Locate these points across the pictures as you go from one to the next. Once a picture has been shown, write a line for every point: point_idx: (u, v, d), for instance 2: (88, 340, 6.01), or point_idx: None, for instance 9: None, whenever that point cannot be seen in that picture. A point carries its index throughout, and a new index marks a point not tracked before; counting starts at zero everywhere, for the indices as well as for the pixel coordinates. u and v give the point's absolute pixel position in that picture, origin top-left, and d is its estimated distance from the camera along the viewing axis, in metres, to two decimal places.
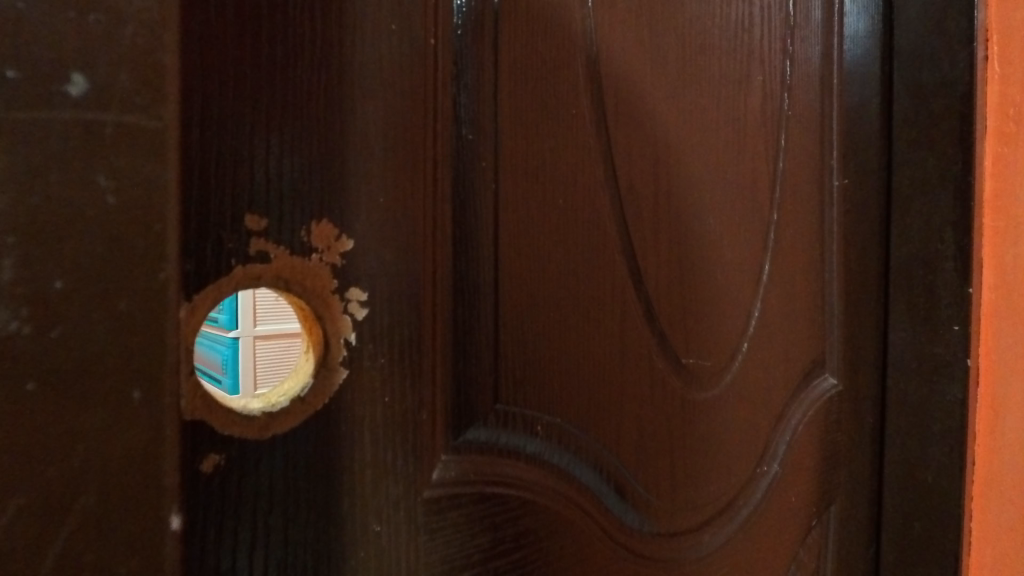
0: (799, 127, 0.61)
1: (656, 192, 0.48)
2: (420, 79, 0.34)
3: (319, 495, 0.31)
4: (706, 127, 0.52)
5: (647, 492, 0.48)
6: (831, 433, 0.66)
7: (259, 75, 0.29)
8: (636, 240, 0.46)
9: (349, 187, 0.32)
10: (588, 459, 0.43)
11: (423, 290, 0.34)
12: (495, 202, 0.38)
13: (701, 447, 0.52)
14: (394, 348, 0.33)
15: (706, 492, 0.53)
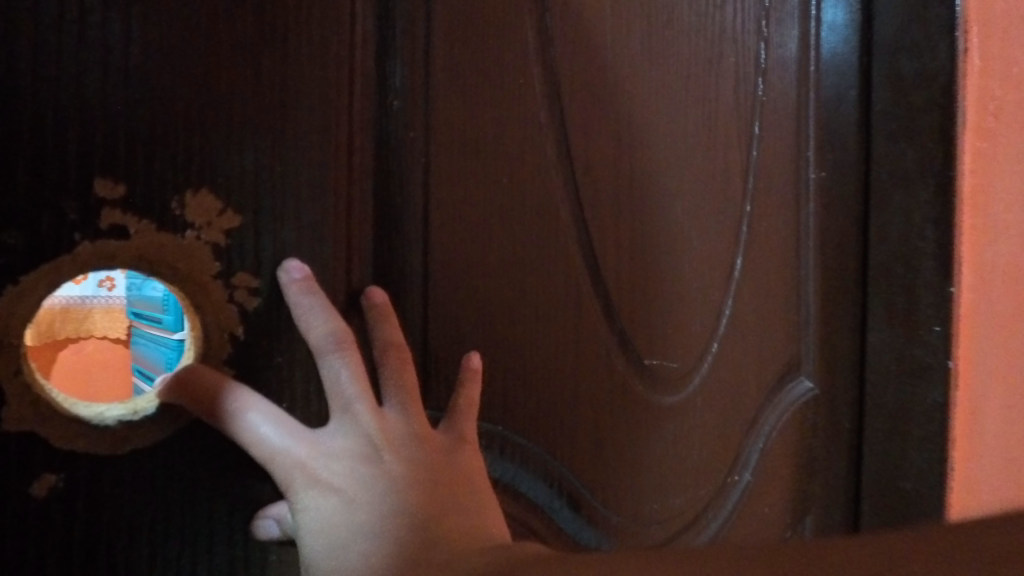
0: (775, 114, 0.58)
1: (616, 177, 0.44)
2: (332, 31, 0.29)
3: (196, 525, 0.25)
4: (673, 110, 0.48)
5: (605, 507, 0.43)
6: (805, 438, 0.62)
7: (115, 7, 0.24)
8: (594, 229, 0.42)
9: (238, 152, 0.26)
10: (537, 471, 0.39)
11: (333, 280, 0.29)
12: (425, 180, 0.33)
13: (666, 457, 0.48)
14: (296, 347, 0.28)
15: (672, 506, 0.48)
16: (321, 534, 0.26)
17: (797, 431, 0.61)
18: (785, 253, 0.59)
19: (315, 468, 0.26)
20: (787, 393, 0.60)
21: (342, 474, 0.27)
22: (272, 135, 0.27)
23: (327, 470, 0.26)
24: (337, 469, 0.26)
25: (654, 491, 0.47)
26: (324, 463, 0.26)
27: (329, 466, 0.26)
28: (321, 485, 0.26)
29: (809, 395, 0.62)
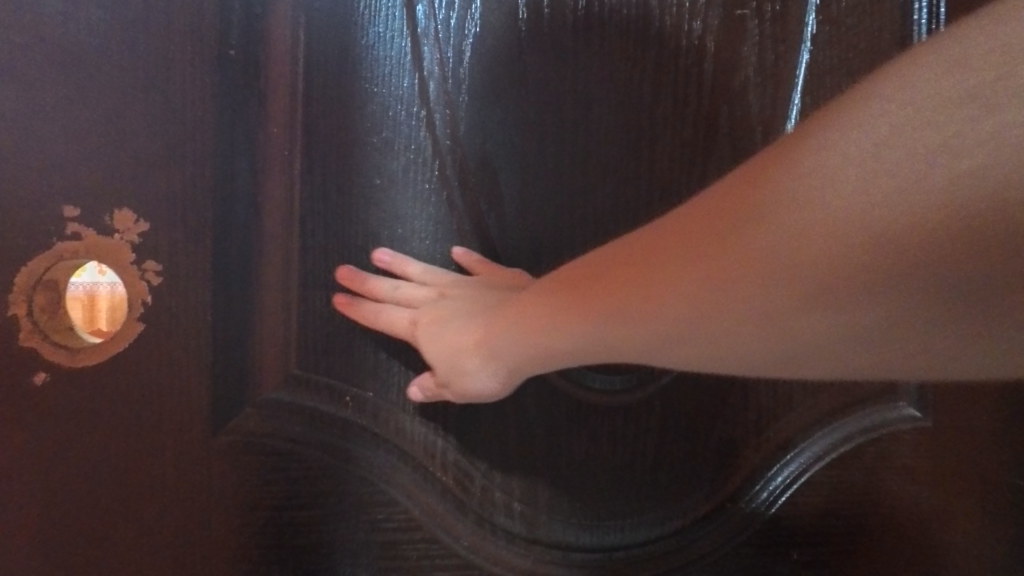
0: (807, 89, 0.48)
1: (534, 171, 0.46)
2: (221, 84, 0.40)
3: (119, 419, 0.39)
4: (621, 95, 0.47)
5: (514, 494, 0.45)
6: (863, 472, 0.49)
7: (70, 90, 0.38)
8: (494, 224, 0.46)
9: (146, 179, 0.39)
10: (418, 441, 0.44)
11: (219, 265, 0.41)
12: (304, 189, 0.42)
13: (606, 461, 0.46)
14: (186, 312, 0.40)
15: (603, 508, 0.46)
16: (443, 363, 0.42)
17: (839, 459, 0.49)
18: None
19: (417, 330, 0.43)
20: (825, 414, 0.49)
21: (428, 332, 0.42)
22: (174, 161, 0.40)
23: (421, 329, 0.42)
24: (426, 329, 0.42)
25: (578, 489, 0.46)
26: (421, 326, 0.43)
27: (422, 327, 0.42)
28: (426, 341, 0.42)
29: (868, 420, 0.49)
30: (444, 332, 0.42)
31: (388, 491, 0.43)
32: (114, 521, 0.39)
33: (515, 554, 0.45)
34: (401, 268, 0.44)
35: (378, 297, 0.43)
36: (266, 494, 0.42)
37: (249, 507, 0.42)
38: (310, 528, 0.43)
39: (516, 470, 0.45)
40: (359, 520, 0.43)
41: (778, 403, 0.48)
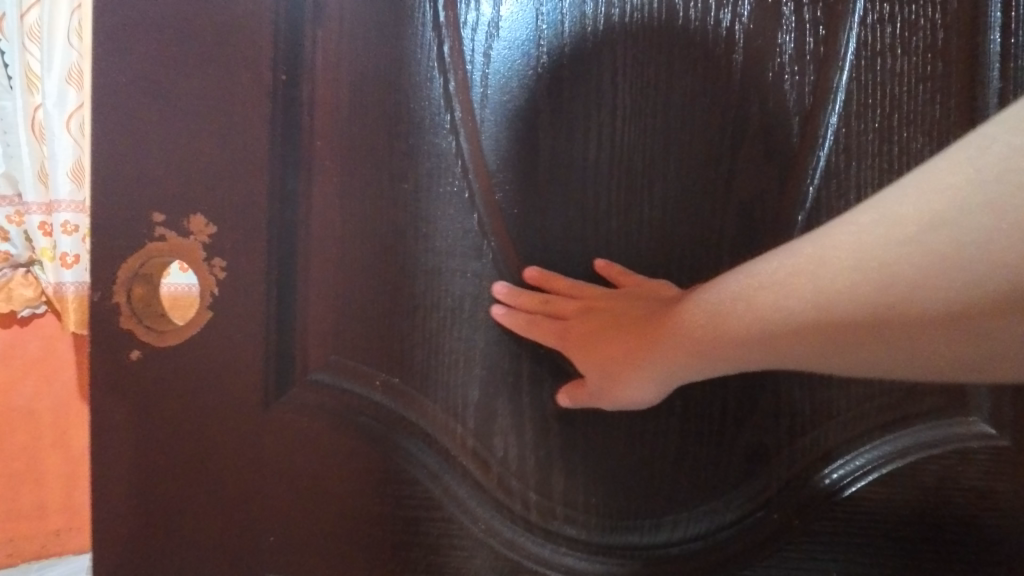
0: (856, 74, 0.45)
1: (555, 171, 0.47)
2: (271, 102, 0.45)
3: (193, 391, 0.47)
4: (645, 92, 0.46)
5: (530, 484, 0.46)
6: (919, 495, 0.45)
7: (156, 117, 0.45)
8: (513, 223, 0.47)
9: (212, 188, 0.46)
10: (440, 427, 0.47)
11: (270, 262, 0.46)
12: (343, 194, 0.47)
13: (621, 457, 0.46)
14: (243, 302, 0.46)
15: (622, 503, 0.46)
16: (594, 377, 0.45)
17: (890, 478, 0.45)
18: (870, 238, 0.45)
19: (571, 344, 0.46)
20: (873, 428, 0.45)
21: (581, 343, 0.46)
22: (231, 173, 0.46)
23: (575, 341, 0.46)
24: (579, 340, 0.46)
25: (596, 483, 0.46)
26: (573, 338, 0.46)
27: (577, 339, 0.46)
28: (580, 350, 0.45)
29: (928, 438, 0.44)
30: (597, 347, 0.45)
31: (412, 471, 0.47)
32: (185, 479, 0.47)
33: (532, 540, 0.47)
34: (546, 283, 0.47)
35: (527, 307, 0.46)
36: (308, 465, 0.47)
37: (294, 474, 0.47)
38: (347, 499, 0.47)
39: (533, 459, 0.46)
40: (384, 496, 0.47)
41: (817, 412, 0.46)
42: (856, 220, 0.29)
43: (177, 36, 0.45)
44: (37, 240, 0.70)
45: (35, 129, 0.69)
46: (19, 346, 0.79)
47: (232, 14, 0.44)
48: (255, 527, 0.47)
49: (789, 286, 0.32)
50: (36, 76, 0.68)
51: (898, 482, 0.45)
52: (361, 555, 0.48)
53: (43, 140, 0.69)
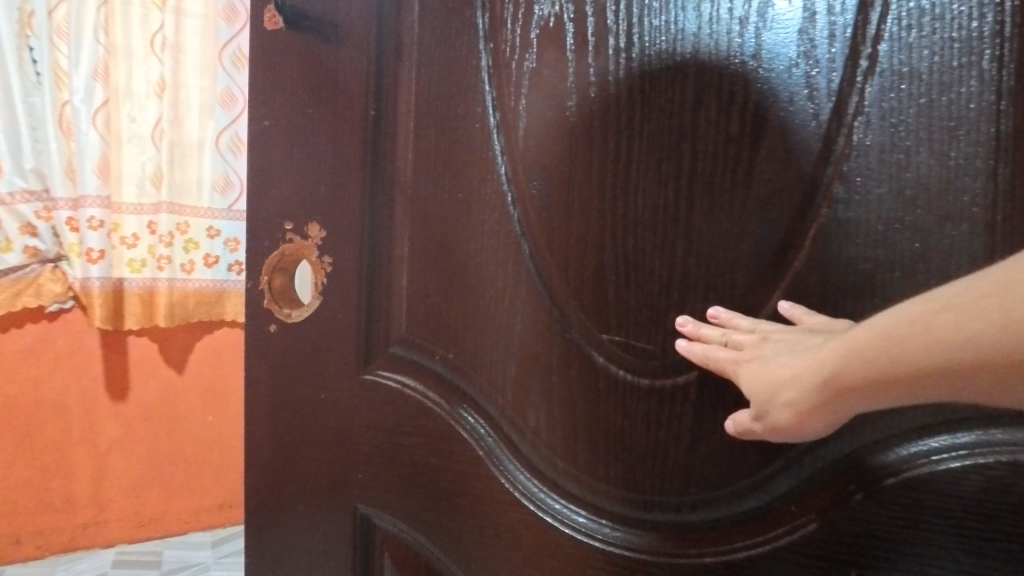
0: (886, 63, 0.43)
1: (579, 174, 0.51)
2: (360, 133, 0.58)
3: (306, 357, 0.61)
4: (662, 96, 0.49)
5: (558, 450, 0.53)
6: (957, 504, 0.42)
7: (287, 150, 0.60)
8: (540, 222, 0.53)
9: (322, 201, 0.60)
10: (485, 395, 0.55)
11: (358, 258, 0.59)
12: (411, 202, 0.58)
13: (638, 436, 0.50)
14: (340, 289, 0.59)
15: (639, 477, 0.51)
16: (765, 405, 0.42)
17: (920, 483, 0.42)
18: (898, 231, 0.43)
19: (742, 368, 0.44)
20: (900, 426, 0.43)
21: (751, 371, 0.43)
22: (333, 190, 0.59)
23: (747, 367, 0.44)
24: (748, 369, 0.44)
25: (615, 457, 0.51)
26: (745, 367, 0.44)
27: (750, 367, 0.43)
28: (747, 377, 0.43)
29: (967, 441, 0.41)
30: (763, 373, 0.42)
31: (459, 433, 0.56)
32: (303, 424, 0.62)
33: (560, 501, 0.54)
34: (733, 325, 0.47)
35: (708, 342, 0.47)
36: (387, 420, 0.59)
37: (377, 427, 0.60)
38: (414, 449, 0.58)
39: (560, 430, 0.53)
40: (439, 453, 0.57)
41: None
42: (959, 286, 0.30)
43: (300, 87, 0.60)
44: (67, 237, 1.17)
45: (63, 124, 1.15)
46: (55, 335, 1.22)
47: (337, 67, 0.58)
48: (347, 465, 0.61)
49: (869, 360, 0.33)
50: (64, 75, 1.14)
51: (930, 489, 0.42)
52: (422, 500, 0.58)
53: (69, 136, 1.15)
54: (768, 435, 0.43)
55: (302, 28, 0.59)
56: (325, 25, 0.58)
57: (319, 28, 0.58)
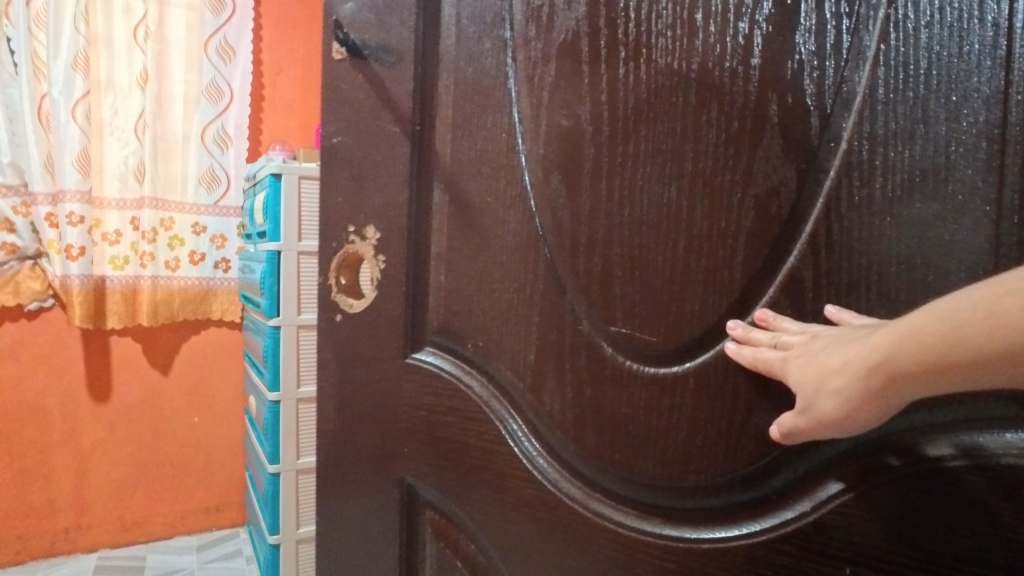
0: (885, 54, 0.42)
1: (587, 178, 0.55)
2: (412, 148, 0.66)
3: (375, 340, 0.70)
4: (663, 101, 0.51)
5: (567, 433, 0.57)
6: (956, 510, 0.40)
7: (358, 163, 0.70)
8: (552, 223, 0.57)
9: (382, 206, 0.68)
10: (507, 380, 0.61)
11: (410, 255, 0.67)
12: (449, 208, 0.65)
13: (640, 423, 0.53)
14: (393, 284, 0.68)
15: (641, 463, 0.53)
16: (813, 398, 0.41)
17: (915, 483, 0.41)
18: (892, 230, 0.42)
19: (787, 363, 0.44)
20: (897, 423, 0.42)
21: (799, 365, 0.43)
22: (384, 199, 0.67)
23: (793, 362, 0.43)
24: (796, 365, 0.43)
25: (619, 442, 0.55)
26: (790, 362, 0.44)
27: (797, 361, 0.43)
28: (796, 373, 0.43)
29: (968, 444, 0.39)
30: (812, 367, 0.42)
31: (484, 415, 0.63)
32: (366, 399, 0.71)
33: (571, 479, 0.58)
34: (782, 328, 0.46)
35: (757, 346, 0.47)
36: (428, 400, 0.67)
37: (421, 405, 0.67)
38: (451, 426, 0.65)
39: (570, 414, 0.57)
40: (468, 431, 0.64)
41: None
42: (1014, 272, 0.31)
43: (357, 111, 0.69)
44: None
45: None
46: None
47: (394, 89, 0.66)
48: (397, 437, 0.69)
49: (919, 345, 0.34)
50: None
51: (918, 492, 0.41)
52: (455, 473, 0.66)
53: None
54: (819, 433, 0.42)
55: (359, 58, 0.68)
56: (379, 54, 0.67)
57: (373, 56, 0.67)
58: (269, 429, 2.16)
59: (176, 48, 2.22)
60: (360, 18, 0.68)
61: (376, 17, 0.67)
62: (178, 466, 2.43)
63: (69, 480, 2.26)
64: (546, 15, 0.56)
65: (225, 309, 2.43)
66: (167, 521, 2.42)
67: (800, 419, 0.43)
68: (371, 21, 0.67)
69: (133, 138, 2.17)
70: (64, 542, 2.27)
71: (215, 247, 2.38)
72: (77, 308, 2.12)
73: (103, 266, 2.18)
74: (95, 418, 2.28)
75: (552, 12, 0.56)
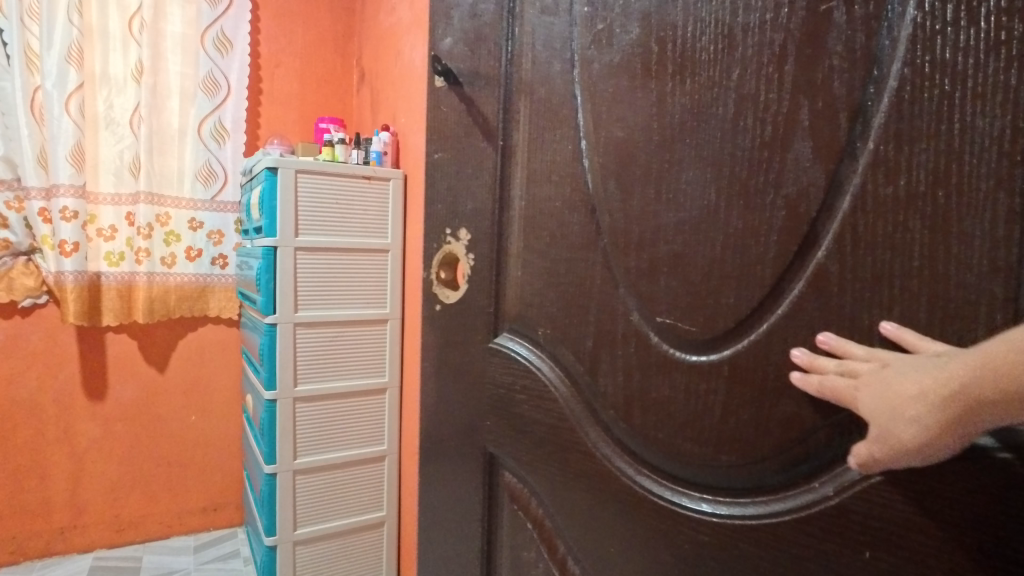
0: (908, 62, 0.45)
1: (639, 181, 0.61)
2: (498, 156, 0.77)
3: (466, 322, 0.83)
4: (707, 111, 0.56)
5: (617, 413, 0.64)
6: (977, 497, 0.41)
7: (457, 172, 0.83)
8: (608, 223, 0.64)
9: (476, 207, 0.80)
10: (567, 365, 0.70)
11: (494, 250, 0.78)
12: (523, 209, 0.74)
13: (681, 405, 0.59)
14: (483, 272, 0.79)
15: (681, 442, 0.59)
16: (889, 424, 0.43)
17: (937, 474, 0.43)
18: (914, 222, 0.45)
19: (859, 391, 0.46)
20: None
21: (872, 392, 0.45)
22: (473, 204, 0.80)
23: (866, 389, 0.45)
24: (868, 391, 0.45)
25: (662, 422, 0.60)
26: (863, 389, 0.46)
27: (870, 388, 0.45)
28: (869, 399, 0.45)
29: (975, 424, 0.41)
30: (886, 393, 0.44)
31: (553, 395, 0.71)
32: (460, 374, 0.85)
33: (620, 456, 0.64)
34: (846, 352, 0.48)
35: (823, 372, 0.49)
36: (504, 380, 0.77)
37: (499, 384, 0.78)
38: (523, 404, 0.75)
39: (621, 395, 0.64)
40: (537, 409, 0.73)
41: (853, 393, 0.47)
42: None
43: (453, 130, 0.84)
44: None
45: None
46: None
47: (481, 105, 0.79)
48: (484, 410, 0.81)
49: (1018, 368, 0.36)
50: None
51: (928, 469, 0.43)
52: (526, 445, 0.75)
53: None
54: (892, 460, 0.43)
55: (456, 85, 0.82)
56: (471, 80, 0.80)
57: (467, 81, 0.81)
58: (267, 428, 2.17)
59: (173, 40, 2.19)
60: (456, 50, 0.82)
61: (469, 48, 0.81)
62: (176, 465, 2.42)
63: (65, 480, 2.25)
64: (607, 37, 0.63)
65: (223, 308, 2.42)
66: (162, 521, 2.42)
67: (873, 445, 0.44)
68: (465, 52, 0.81)
69: (126, 132, 2.14)
70: (61, 542, 2.26)
71: (212, 244, 2.35)
72: (71, 304, 2.06)
73: (97, 264, 2.16)
74: (91, 416, 2.26)
75: (612, 35, 0.63)
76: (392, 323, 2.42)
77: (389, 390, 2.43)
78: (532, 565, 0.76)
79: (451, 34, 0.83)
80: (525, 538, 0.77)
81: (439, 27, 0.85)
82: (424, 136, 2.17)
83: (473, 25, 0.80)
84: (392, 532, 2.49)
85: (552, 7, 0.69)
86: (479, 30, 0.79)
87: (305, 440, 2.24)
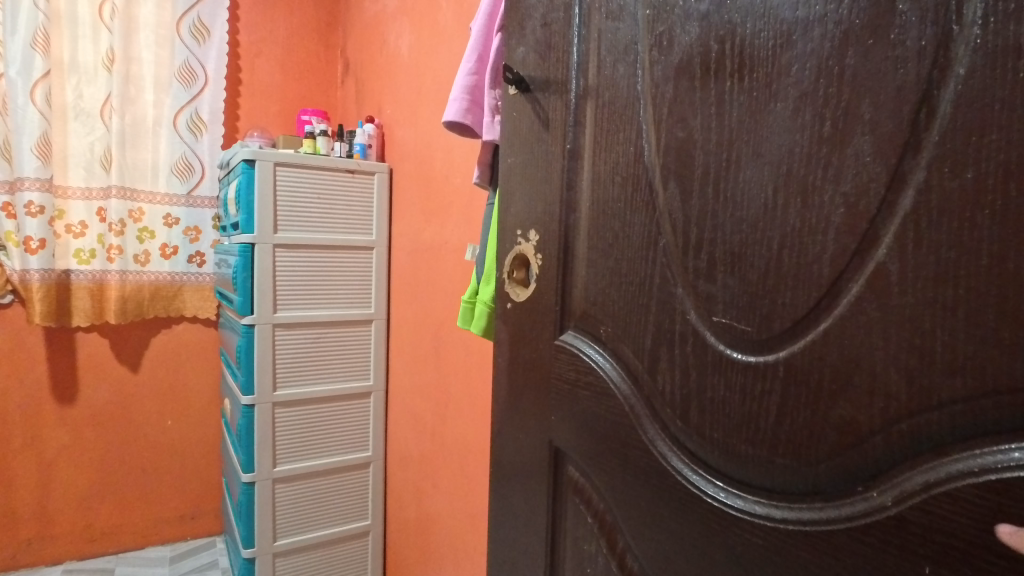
0: (970, 47, 0.43)
1: (700, 182, 0.62)
2: (563, 160, 0.81)
3: (535, 318, 0.87)
4: (766, 108, 0.57)
5: (673, 413, 0.66)
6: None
7: (526, 175, 0.88)
8: (670, 224, 0.66)
9: (543, 210, 0.84)
10: (629, 363, 0.72)
11: (560, 251, 0.82)
12: (586, 212, 0.77)
13: (737, 405, 0.59)
14: (549, 272, 0.84)
15: (737, 442, 0.59)
16: None
17: (1000, 485, 0.40)
18: (971, 218, 0.43)
19: None
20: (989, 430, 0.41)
21: None
22: (542, 206, 0.85)
23: None
24: None
25: (718, 423, 0.61)
26: None
27: None
28: None
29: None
30: None
31: (613, 390, 0.74)
32: (526, 368, 0.89)
33: (678, 454, 0.66)
34: None
35: None
36: (569, 377, 0.81)
37: (564, 381, 0.82)
38: (585, 399, 0.78)
39: (679, 393, 0.65)
40: (598, 404, 0.76)
41: (916, 398, 0.46)
42: None
43: (523, 135, 0.88)
44: None
45: None
46: None
47: (549, 112, 0.83)
48: (549, 404, 0.85)
49: None
50: None
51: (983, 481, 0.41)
52: (587, 440, 0.78)
53: None
54: None
55: (528, 91, 0.87)
56: (542, 86, 0.84)
57: (538, 88, 0.85)
58: (244, 433, 2.10)
59: (146, 28, 2.10)
60: (529, 59, 0.87)
61: (540, 56, 0.85)
62: (154, 472, 2.33)
63: (32, 489, 2.15)
64: (668, 39, 0.65)
65: (201, 308, 2.32)
66: (136, 531, 2.33)
67: None
68: (536, 60, 0.86)
69: (97, 124, 2.05)
70: (25, 555, 2.17)
71: (187, 242, 2.26)
72: (36, 304, 2.00)
73: (66, 261, 2.07)
74: (60, 422, 2.16)
75: (672, 37, 0.65)
76: (378, 323, 2.37)
77: (374, 394, 2.39)
78: (592, 558, 0.79)
79: (526, 43, 0.88)
80: (586, 531, 0.80)
81: (515, 38, 0.91)
82: (413, 132, 2.11)
83: (545, 35, 0.84)
84: (376, 539, 2.45)
85: (618, 12, 0.71)
86: (550, 38, 0.83)
87: (286, 445, 2.19)
